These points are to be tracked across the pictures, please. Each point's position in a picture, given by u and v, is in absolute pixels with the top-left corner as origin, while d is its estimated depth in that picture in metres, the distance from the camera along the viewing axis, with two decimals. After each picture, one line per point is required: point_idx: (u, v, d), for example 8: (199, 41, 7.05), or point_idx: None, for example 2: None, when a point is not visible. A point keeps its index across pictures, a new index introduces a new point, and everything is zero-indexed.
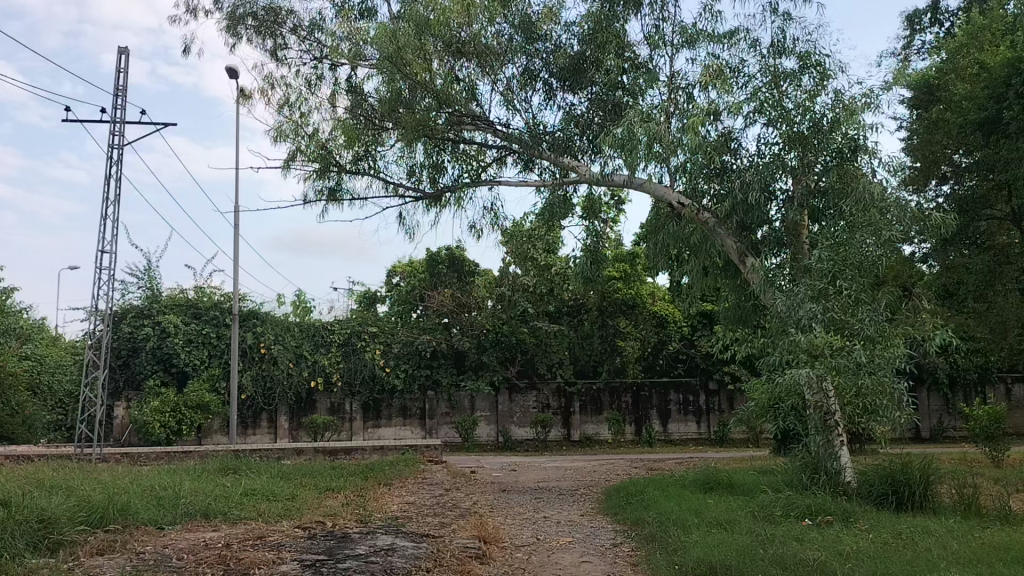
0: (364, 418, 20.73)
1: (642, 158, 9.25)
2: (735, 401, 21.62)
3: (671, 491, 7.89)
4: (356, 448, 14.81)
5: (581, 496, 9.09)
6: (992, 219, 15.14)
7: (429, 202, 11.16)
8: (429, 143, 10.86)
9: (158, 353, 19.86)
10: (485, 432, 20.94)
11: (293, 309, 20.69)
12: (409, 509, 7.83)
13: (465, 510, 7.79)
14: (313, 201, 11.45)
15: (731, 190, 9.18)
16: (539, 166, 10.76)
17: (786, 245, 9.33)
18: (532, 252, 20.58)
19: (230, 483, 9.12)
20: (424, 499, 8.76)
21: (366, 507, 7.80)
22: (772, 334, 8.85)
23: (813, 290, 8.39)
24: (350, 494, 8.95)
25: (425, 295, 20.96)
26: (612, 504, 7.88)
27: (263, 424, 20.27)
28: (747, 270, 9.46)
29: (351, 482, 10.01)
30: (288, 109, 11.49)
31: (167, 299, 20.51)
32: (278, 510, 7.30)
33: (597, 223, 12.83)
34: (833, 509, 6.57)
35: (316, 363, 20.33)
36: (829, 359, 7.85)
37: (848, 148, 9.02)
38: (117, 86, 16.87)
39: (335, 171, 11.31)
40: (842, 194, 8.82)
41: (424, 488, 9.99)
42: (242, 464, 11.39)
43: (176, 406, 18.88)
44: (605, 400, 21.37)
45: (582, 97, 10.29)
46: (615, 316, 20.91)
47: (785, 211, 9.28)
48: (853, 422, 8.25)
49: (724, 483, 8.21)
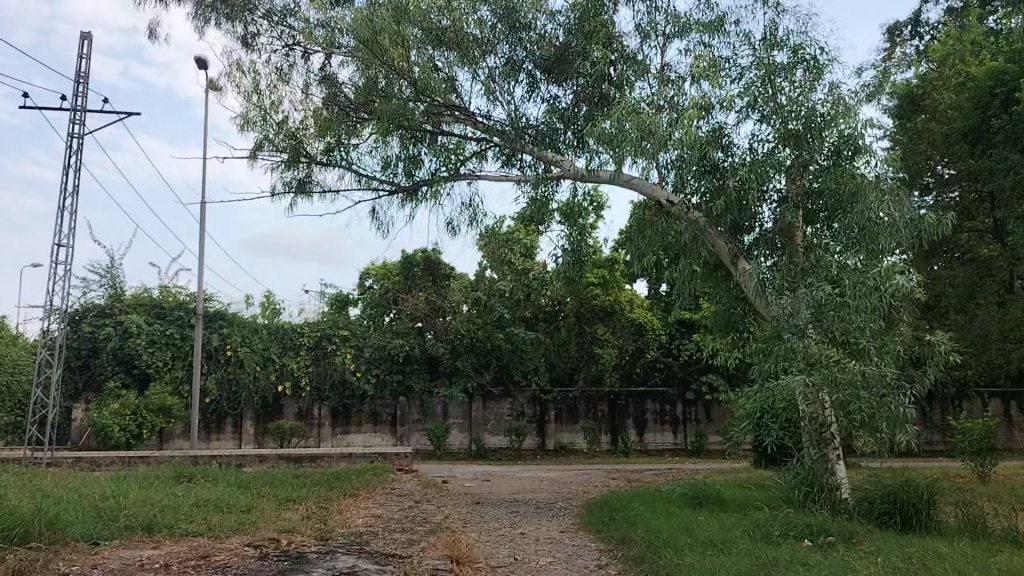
0: (333, 424, 20.03)
1: (630, 153, 8.76)
2: (712, 411, 21.20)
3: (658, 506, 7.36)
4: (322, 455, 14.15)
5: (560, 509, 8.54)
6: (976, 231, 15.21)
7: (405, 197, 10.58)
8: (405, 135, 10.25)
9: (119, 353, 19.06)
10: (457, 439, 20.33)
11: (261, 310, 19.97)
12: (375, 523, 7.23)
13: (436, 525, 7.21)
14: (280, 193, 10.78)
15: (722, 187, 8.72)
16: (521, 161, 10.23)
17: (778, 248, 8.75)
18: (510, 256, 20.01)
19: (183, 492, 8.46)
20: (393, 512, 8.16)
21: (330, 521, 7.20)
22: (765, 340, 8.43)
23: (815, 299, 7.83)
24: (312, 505, 8.32)
25: (399, 298, 20.35)
26: (595, 519, 7.34)
27: (227, 429, 19.50)
28: (739, 274, 9.05)
29: (315, 492, 9.38)
30: (257, 96, 10.78)
31: (131, 298, 19.72)
32: (232, 523, 6.68)
33: (579, 226, 12.25)
34: (837, 529, 6.06)
35: (284, 366, 19.63)
36: (826, 368, 7.45)
37: (849, 148, 8.43)
38: (79, 73, 16.11)
39: (305, 162, 10.72)
40: (840, 199, 8.33)
41: (393, 499, 9.39)
42: (199, 471, 10.71)
43: (137, 408, 18.09)
44: (581, 408, 20.86)
45: (568, 89, 9.77)
46: (593, 324, 20.29)
47: (778, 212, 8.70)
48: (849, 435, 7.90)
49: (714, 497, 7.71)
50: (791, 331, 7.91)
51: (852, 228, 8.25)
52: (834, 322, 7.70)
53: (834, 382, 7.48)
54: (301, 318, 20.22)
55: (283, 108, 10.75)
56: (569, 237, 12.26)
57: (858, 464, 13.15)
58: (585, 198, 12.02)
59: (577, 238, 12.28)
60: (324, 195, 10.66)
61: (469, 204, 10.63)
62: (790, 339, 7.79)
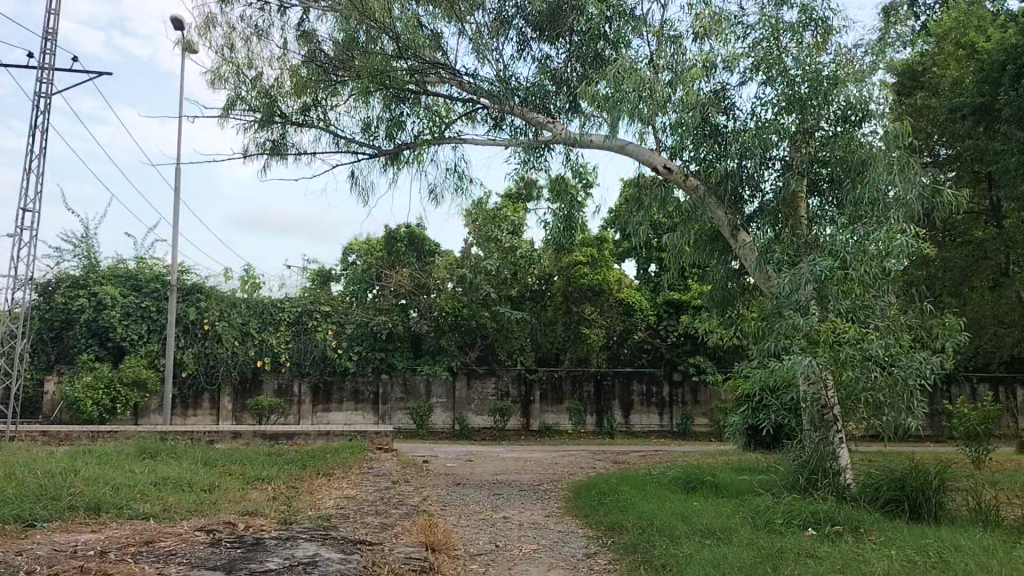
0: (313, 401, 19.50)
1: (626, 114, 8.25)
2: (699, 393, 20.78)
3: (651, 490, 6.88)
4: (298, 433, 13.61)
5: (546, 492, 8.07)
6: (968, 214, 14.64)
7: (388, 161, 10.02)
8: (386, 95, 9.68)
9: (93, 326, 18.43)
10: (440, 418, 19.87)
11: (240, 284, 19.34)
12: (347, 506, 6.71)
13: (411, 508, 6.70)
14: (253, 155, 10.18)
15: (723, 155, 8.26)
16: (510, 124, 9.69)
17: (780, 219, 8.16)
18: (496, 233, 19.44)
19: (144, 469, 7.93)
20: (368, 493, 7.65)
21: (298, 503, 6.68)
22: (764, 315, 7.97)
23: (817, 275, 7.26)
24: (282, 486, 7.81)
25: (382, 274, 19.72)
26: (584, 503, 6.86)
27: (204, 404, 18.95)
28: (739, 247, 8.54)
29: (286, 471, 8.87)
30: (229, 52, 10.13)
31: (106, 269, 19.04)
32: (190, 504, 6.16)
33: (571, 202, 11.59)
34: (844, 517, 5.61)
35: (263, 342, 19.05)
36: (831, 348, 6.91)
37: (857, 113, 7.92)
38: (48, 30, 15.35)
39: (280, 122, 10.10)
40: (846, 166, 7.87)
41: (369, 479, 8.88)
42: (166, 447, 10.17)
43: (111, 381, 17.50)
44: (566, 388, 20.44)
45: (560, 49, 9.18)
46: (580, 303, 19.59)
47: (780, 182, 8.12)
48: (853, 418, 7.29)
49: (710, 480, 7.23)
50: (791, 312, 7.32)
51: (858, 198, 7.80)
52: (839, 297, 7.24)
53: (839, 363, 7.00)
54: (282, 293, 19.60)
55: (257, 64, 10.13)
56: (558, 213, 11.61)
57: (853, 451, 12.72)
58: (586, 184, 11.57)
59: (568, 214, 11.62)
60: (300, 157, 10.10)
61: (455, 170, 10.07)
62: (791, 316, 7.26)
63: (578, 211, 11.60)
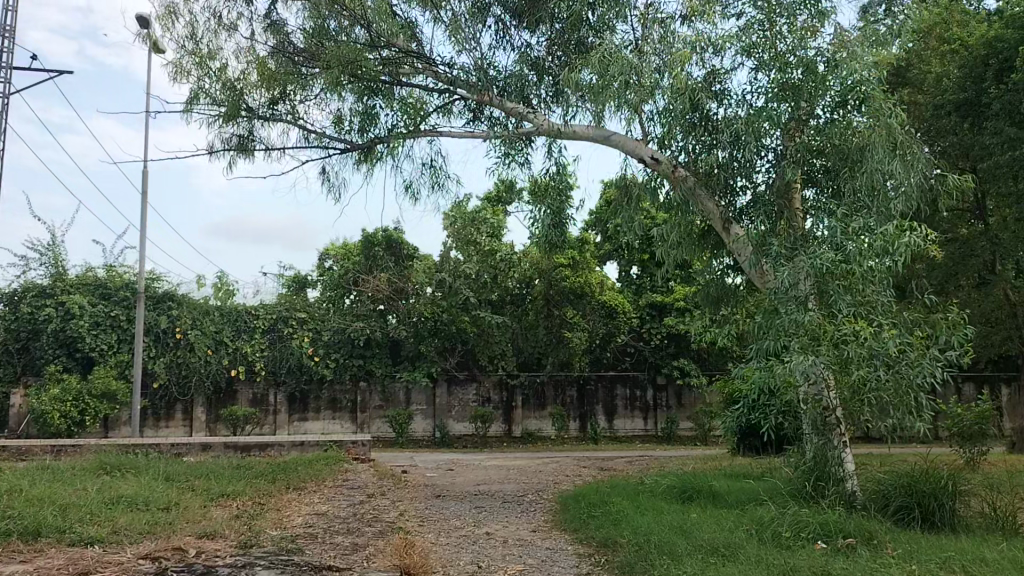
0: (290, 411, 18.89)
1: (609, 103, 7.95)
2: (684, 397, 20.36)
3: (645, 500, 6.42)
4: (272, 444, 13.04)
5: (533, 504, 7.59)
6: (954, 211, 14.28)
7: (362, 156, 9.53)
8: (357, 87, 9.16)
9: (60, 336, 17.72)
10: (420, 426, 19.33)
11: (214, 291, 18.70)
12: (317, 524, 6.19)
13: (386, 525, 6.19)
14: (219, 151, 9.66)
15: (714, 145, 7.86)
16: (488, 116, 9.23)
17: (777, 211, 7.69)
18: (475, 236, 18.93)
19: (101, 486, 7.36)
20: (341, 508, 7.14)
21: (264, 522, 6.16)
22: (759, 312, 7.53)
23: (817, 270, 6.80)
24: (249, 502, 7.27)
25: (359, 280, 19.09)
26: (573, 516, 6.39)
27: (177, 415, 18.29)
28: (732, 241, 8.13)
29: (256, 485, 8.32)
30: (193, 42, 9.57)
31: (73, 277, 18.31)
32: (144, 525, 5.62)
33: (555, 206, 10.93)
34: (856, 527, 5.19)
35: (237, 350, 18.43)
36: (833, 347, 6.53)
37: (855, 98, 7.45)
38: (5, 28, 14.66)
39: (246, 117, 9.56)
40: (844, 155, 7.49)
41: (344, 494, 8.35)
42: (130, 462, 9.58)
43: (79, 394, 16.81)
44: (549, 394, 19.95)
45: (540, 36, 8.76)
46: (561, 305, 19.14)
47: (773, 173, 7.73)
48: (856, 420, 6.88)
49: (707, 488, 6.79)
50: (789, 309, 6.85)
51: (857, 188, 7.38)
52: (841, 293, 6.76)
53: (842, 363, 6.57)
54: (256, 300, 18.96)
55: (221, 54, 9.57)
56: (541, 217, 10.99)
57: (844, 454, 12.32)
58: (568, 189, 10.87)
59: (552, 216, 10.96)
60: (269, 153, 9.61)
61: (432, 165, 9.58)
62: (790, 313, 6.80)
63: (562, 217, 10.98)
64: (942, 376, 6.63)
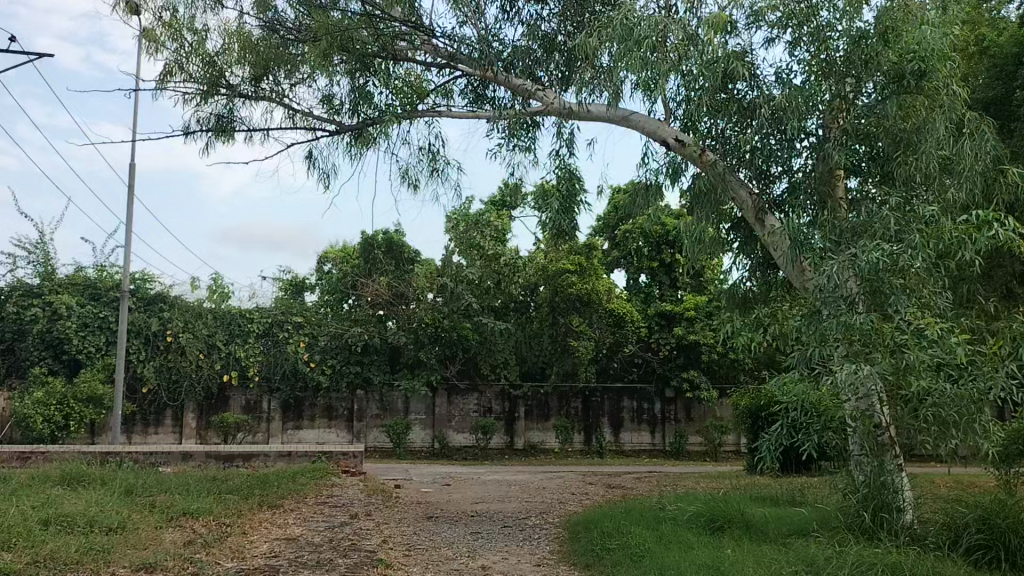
0: (283, 419, 18.02)
1: (626, 78, 7.12)
2: (693, 410, 19.40)
3: (670, 531, 5.51)
4: (257, 454, 12.10)
5: (539, 530, 6.66)
6: None
7: (354, 139, 8.69)
8: (349, 62, 8.26)
9: (47, 337, 16.82)
10: (418, 437, 18.45)
11: (207, 293, 17.77)
12: (284, 554, 5.29)
13: (364, 556, 5.27)
14: (196, 133, 8.83)
15: (746, 127, 7.02)
16: (493, 97, 8.38)
17: (817, 200, 6.80)
18: (479, 240, 17.96)
19: (50, 501, 6.46)
20: (316, 533, 6.21)
21: (221, 551, 5.26)
22: (798, 313, 6.64)
23: (871, 266, 5.86)
24: (213, 523, 6.36)
25: (358, 284, 18.15)
26: (584, 548, 5.48)
27: (166, 422, 17.40)
28: (767, 235, 7.15)
29: (228, 503, 7.41)
30: (172, 13, 8.71)
31: (63, 277, 17.42)
32: (76, 554, 4.73)
33: (562, 203, 9.13)
34: (928, 574, 4.29)
35: (230, 354, 17.51)
36: (888, 355, 5.63)
37: (913, 72, 6.53)
38: None
39: (226, 95, 8.72)
40: (893, 138, 6.61)
41: (324, 513, 7.43)
42: (100, 473, 8.67)
43: (64, 398, 15.85)
44: (553, 405, 19.05)
45: (553, 6, 7.82)
46: (567, 314, 18.05)
47: (812, 158, 6.85)
48: (913, 442, 5.96)
49: (740, 515, 5.88)
50: (835, 312, 5.93)
51: (911, 173, 6.47)
52: (898, 292, 5.84)
53: (899, 373, 5.66)
54: (252, 303, 18.03)
55: (202, 25, 8.69)
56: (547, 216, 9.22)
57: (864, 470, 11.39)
58: (576, 187, 9.12)
59: (559, 215, 9.17)
60: (251, 134, 8.74)
61: (430, 149, 8.71)
62: (837, 315, 5.86)
63: (569, 217, 9.18)
64: (1015, 392, 5.73)
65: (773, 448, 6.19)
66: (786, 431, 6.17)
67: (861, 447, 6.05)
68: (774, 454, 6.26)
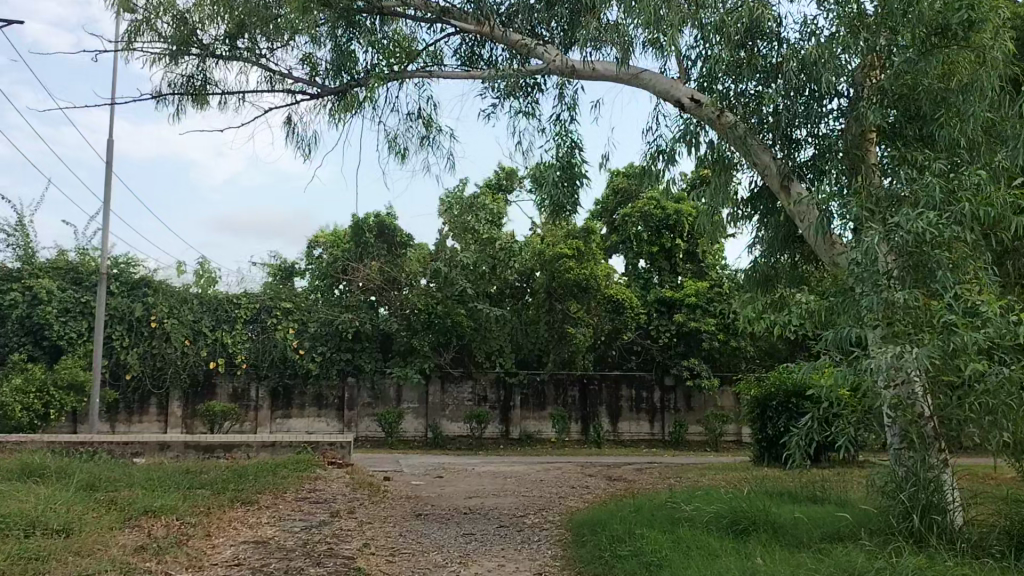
0: (272, 407, 17.35)
1: (638, 29, 6.45)
2: (694, 398, 18.77)
3: (689, 535, 4.87)
4: (238, 445, 11.43)
5: (539, 532, 6.01)
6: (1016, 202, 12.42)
7: (336, 103, 8.02)
8: (332, 18, 7.56)
9: (26, 322, 16.08)
10: (412, 427, 17.79)
11: (195, 278, 16.98)
12: (249, 561, 4.63)
13: (341, 564, 4.62)
14: (166, 96, 8.13)
15: (768, 87, 6.39)
16: (488, 58, 7.71)
17: (847, 167, 6.15)
18: (474, 223, 17.22)
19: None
20: (291, 535, 5.55)
21: (178, 557, 4.61)
22: (829, 291, 5.98)
23: (913, 236, 5.19)
24: (175, 523, 5.69)
25: (349, 268, 17.45)
26: (590, 555, 4.84)
27: (151, 410, 16.71)
28: (792, 204, 6.46)
29: (199, 500, 6.74)
30: None
31: (43, 261, 16.66)
32: (4, 564, 4.06)
33: (564, 172, 8.24)
34: None
35: (216, 341, 16.81)
36: (935, 336, 4.96)
37: (961, 22, 5.81)
38: None
39: (197, 55, 8.03)
40: (935, 98, 5.92)
41: (303, 512, 6.75)
42: (65, 466, 7.98)
43: (43, 385, 15.01)
44: (549, 394, 18.40)
45: None
46: (564, 300, 17.34)
47: (842, 122, 6.22)
48: (959, 435, 5.31)
49: (765, 516, 5.25)
50: (872, 289, 5.27)
51: (956, 137, 5.79)
52: (945, 267, 5.16)
53: (947, 358, 5.00)
54: (240, 288, 17.29)
55: None
56: (547, 189, 8.20)
57: (875, 462, 10.74)
58: (576, 157, 8.21)
59: (561, 187, 8.21)
60: (226, 98, 8.05)
61: (420, 113, 8.02)
62: (875, 291, 5.20)
63: (569, 188, 8.25)
64: None
65: (804, 443, 5.55)
66: (817, 424, 5.54)
67: (903, 439, 5.43)
68: (804, 451, 5.63)
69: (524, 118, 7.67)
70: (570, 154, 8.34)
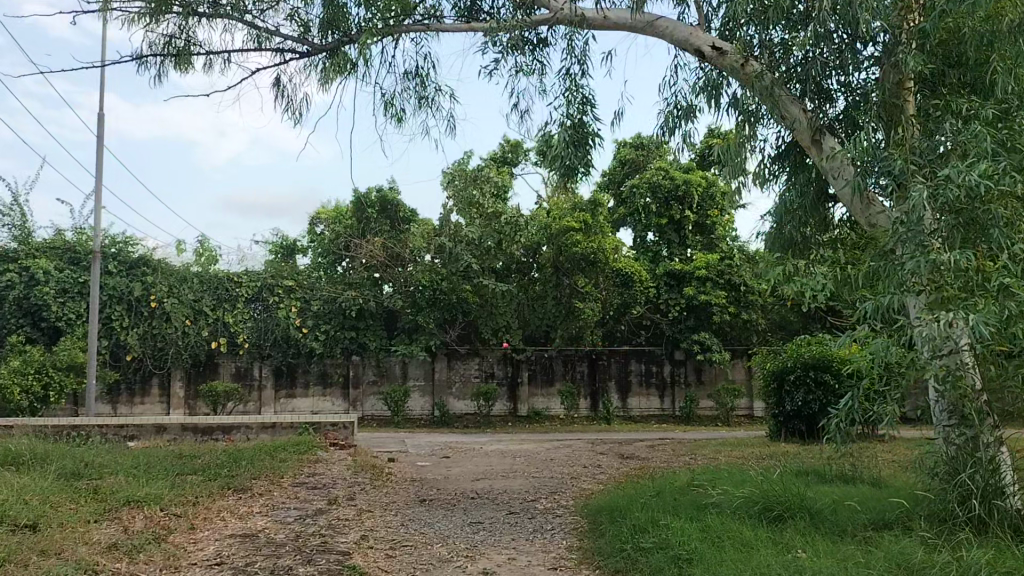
0: (276, 386, 16.95)
1: None
2: (705, 372, 18.33)
3: (720, 523, 4.42)
4: (238, 427, 11.00)
5: (553, 519, 5.55)
6: None
7: (328, 63, 7.49)
8: None
9: (23, 304, 15.63)
10: (418, 405, 17.40)
11: (196, 257, 16.57)
12: (233, 559, 4.18)
13: (335, 561, 4.17)
14: (147, 58, 7.60)
15: (796, 33, 5.83)
16: (488, 10, 7.15)
17: (884, 119, 5.60)
18: (478, 197, 16.70)
19: None
20: (283, 527, 5.10)
21: (154, 556, 4.16)
22: (867, 256, 5.45)
23: (964, 191, 4.65)
24: (159, 515, 5.25)
25: (352, 245, 16.94)
26: (609, 548, 4.37)
27: (153, 391, 16.32)
28: (824, 161, 5.92)
29: (191, 488, 6.30)
30: None
31: (40, 240, 16.20)
32: None
33: (574, 134, 7.66)
34: None
35: (217, 320, 16.37)
36: (990, 301, 4.44)
37: None
38: None
39: (179, 13, 7.48)
40: (981, 40, 5.37)
41: (299, 499, 6.30)
42: (53, 452, 7.54)
43: (43, 365, 14.33)
44: (558, 369, 17.95)
45: None
46: (572, 274, 16.81)
47: (878, 69, 5.67)
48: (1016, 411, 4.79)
49: (801, 501, 4.78)
50: (915, 251, 4.73)
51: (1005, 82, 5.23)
52: (1000, 226, 4.63)
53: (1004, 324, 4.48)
54: (241, 266, 16.80)
55: None
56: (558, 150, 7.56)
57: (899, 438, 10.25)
58: (587, 115, 7.63)
59: (571, 148, 7.59)
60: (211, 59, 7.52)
61: (418, 71, 7.48)
62: (922, 253, 4.68)
63: (581, 150, 7.65)
64: None
65: (844, 426, 5.05)
66: (858, 405, 5.03)
67: (950, 416, 4.92)
68: (845, 433, 5.13)
69: (529, 73, 7.13)
70: (580, 113, 7.76)
